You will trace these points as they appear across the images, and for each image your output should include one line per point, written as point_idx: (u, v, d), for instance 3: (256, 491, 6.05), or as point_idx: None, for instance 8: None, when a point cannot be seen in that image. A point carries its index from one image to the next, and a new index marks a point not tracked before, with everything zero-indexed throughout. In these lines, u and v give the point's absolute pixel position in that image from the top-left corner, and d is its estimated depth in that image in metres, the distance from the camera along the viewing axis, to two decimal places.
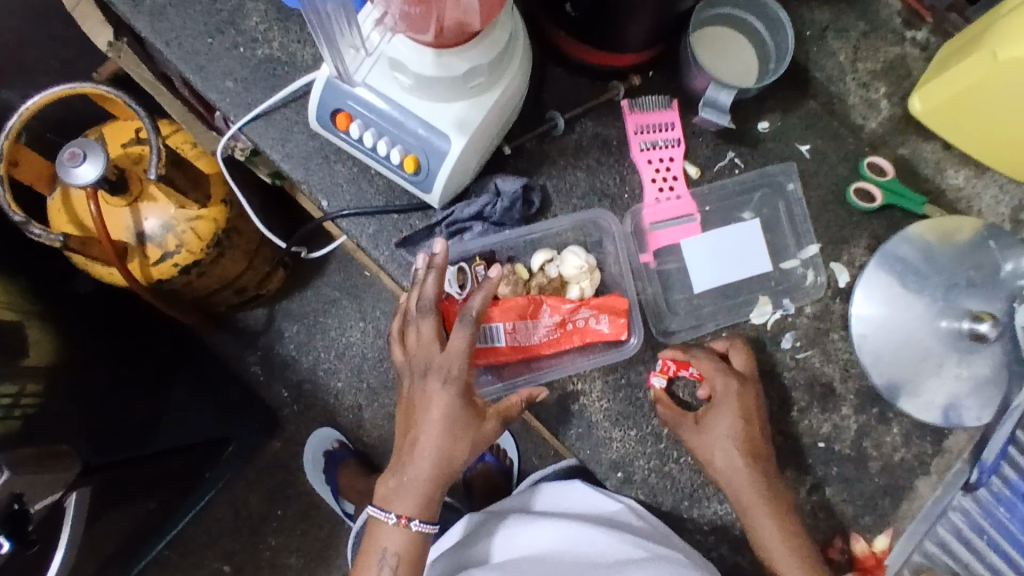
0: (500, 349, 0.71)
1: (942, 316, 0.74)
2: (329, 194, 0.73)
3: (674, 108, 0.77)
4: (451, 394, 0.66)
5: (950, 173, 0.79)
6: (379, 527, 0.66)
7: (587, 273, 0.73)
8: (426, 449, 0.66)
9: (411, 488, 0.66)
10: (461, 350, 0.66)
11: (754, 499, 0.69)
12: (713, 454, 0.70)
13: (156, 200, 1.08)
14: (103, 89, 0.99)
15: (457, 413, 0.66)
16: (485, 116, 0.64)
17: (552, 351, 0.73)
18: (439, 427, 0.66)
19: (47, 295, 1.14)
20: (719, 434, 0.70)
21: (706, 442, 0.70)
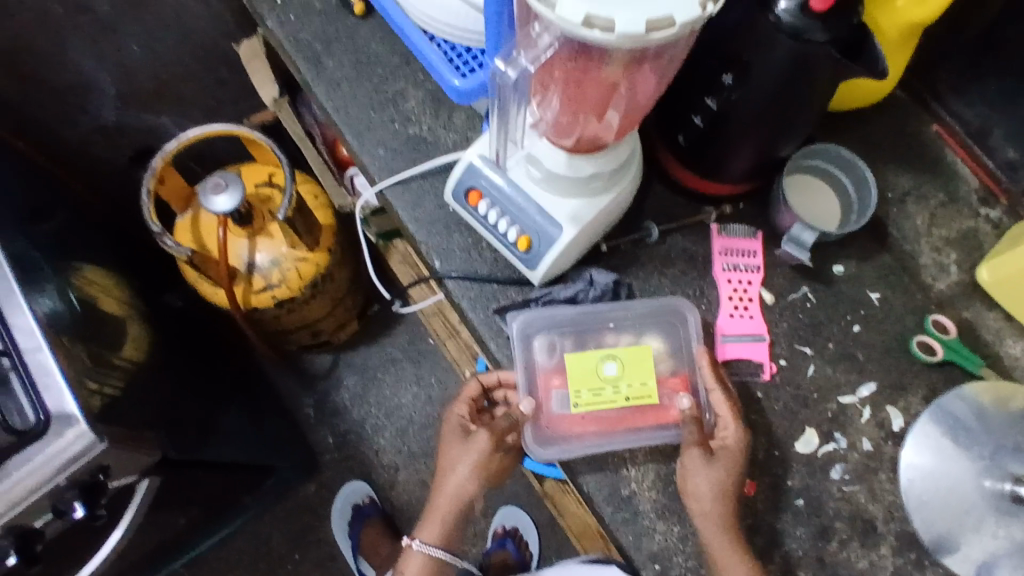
0: (570, 418, 0.78)
1: (987, 475, 0.77)
2: (443, 256, 0.83)
3: (758, 238, 0.86)
4: (473, 447, 0.79)
5: (1009, 342, 0.85)
6: (410, 549, 0.82)
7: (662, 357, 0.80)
8: (447, 491, 0.80)
9: (432, 517, 0.81)
10: (461, 409, 0.83)
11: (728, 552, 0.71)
12: (699, 486, 0.73)
13: (272, 237, 1.22)
14: (256, 135, 1.17)
15: (464, 458, 0.79)
16: (595, 215, 0.73)
17: (625, 427, 0.77)
18: (462, 476, 0.79)
19: (148, 300, 1.26)
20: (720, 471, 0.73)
21: (701, 474, 0.73)
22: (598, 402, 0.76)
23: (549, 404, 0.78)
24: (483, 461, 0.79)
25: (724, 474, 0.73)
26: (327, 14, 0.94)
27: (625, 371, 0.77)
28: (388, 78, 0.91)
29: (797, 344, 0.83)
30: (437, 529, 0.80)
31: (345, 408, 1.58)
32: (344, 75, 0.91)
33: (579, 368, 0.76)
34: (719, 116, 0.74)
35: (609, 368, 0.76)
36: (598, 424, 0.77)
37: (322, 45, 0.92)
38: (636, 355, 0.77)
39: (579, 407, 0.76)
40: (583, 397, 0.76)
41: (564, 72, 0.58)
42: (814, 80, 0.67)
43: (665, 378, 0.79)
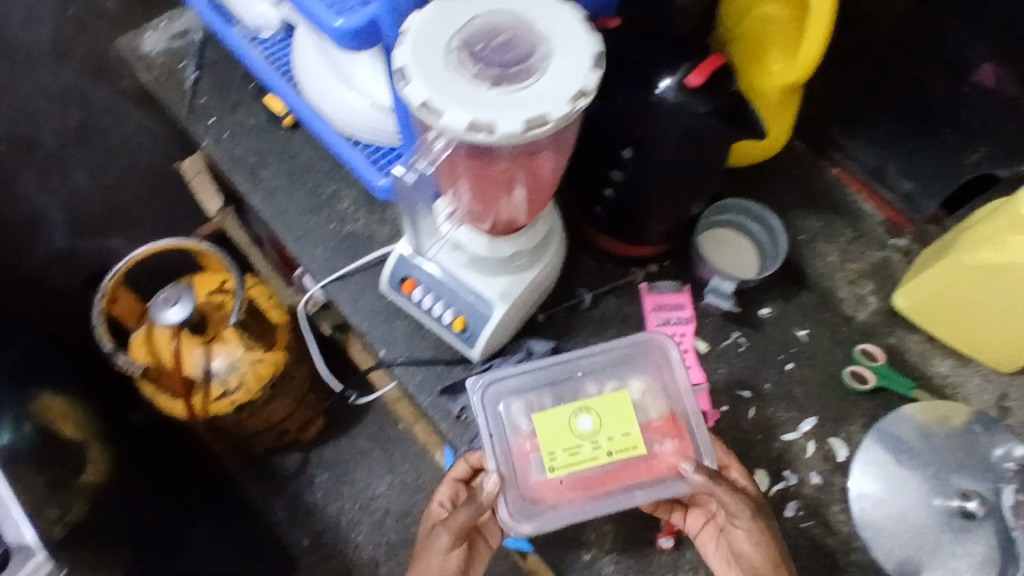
0: (554, 482, 0.71)
1: (936, 493, 0.79)
2: (387, 344, 0.86)
3: (686, 291, 0.90)
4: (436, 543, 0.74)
5: (935, 361, 0.89)
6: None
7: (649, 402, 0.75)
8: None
9: None
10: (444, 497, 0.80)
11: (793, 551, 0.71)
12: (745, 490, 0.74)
13: (227, 342, 1.24)
14: (203, 246, 1.22)
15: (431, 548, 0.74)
16: (524, 289, 0.77)
17: (617, 482, 0.71)
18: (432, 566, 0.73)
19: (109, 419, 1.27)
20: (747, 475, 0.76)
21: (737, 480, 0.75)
22: (578, 460, 0.70)
23: (528, 471, 0.72)
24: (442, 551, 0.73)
25: (748, 517, 0.69)
26: (260, 130, 0.99)
27: (602, 424, 0.71)
28: (321, 182, 0.96)
29: (736, 389, 0.87)
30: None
31: (318, 506, 1.55)
32: (279, 183, 0.96)
33: (551, 428, 0.71)
34: (626, 186, 0.80)
35: (584, 423, 0.71)
36: (593, 479, 0.71)
37: (256, 158, 0.97)
38: (612, 409, 0.71)
39: (555, 470, 0.69)
40: (563, 457, 0.70)
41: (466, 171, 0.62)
42: (704, 146, 0.73)
43: (653, 427, 0.73)
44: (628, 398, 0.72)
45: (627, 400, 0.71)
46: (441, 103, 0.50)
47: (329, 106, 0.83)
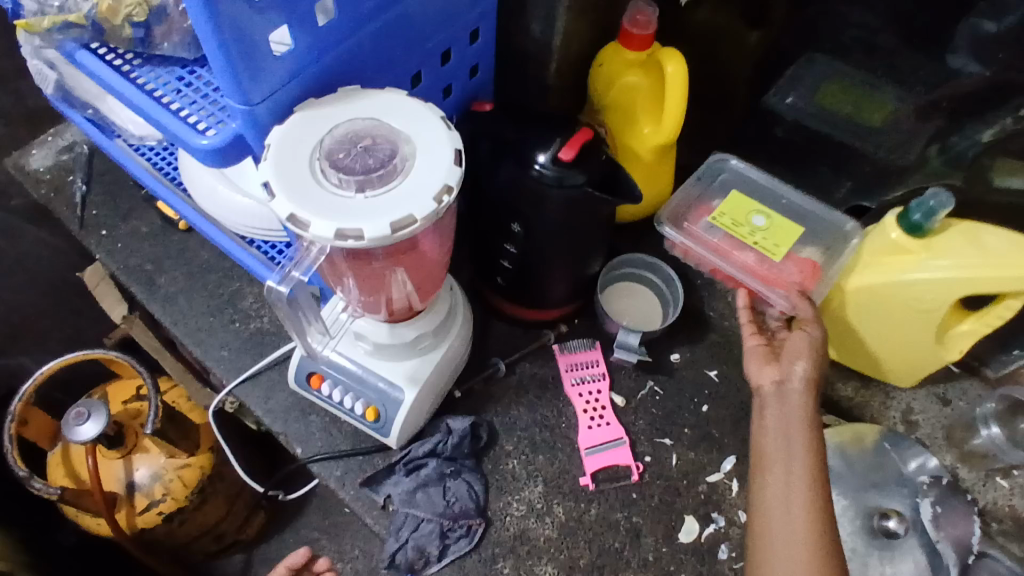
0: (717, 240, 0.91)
1: (860, 515, 0.82)
2: (302, 441, 0.84)
3: (596, 347, 0.92)
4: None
5: (840, 385, 0.93)
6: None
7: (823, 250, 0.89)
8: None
9: None
10: None
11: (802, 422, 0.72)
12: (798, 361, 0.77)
13: (148, 450, 1.21)
14: (113, 355, 1.17)
15: None
16: (433, 370, 0.77)
17: (758, 269, 0.88)
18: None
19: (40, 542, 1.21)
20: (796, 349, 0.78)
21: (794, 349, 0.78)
22: (740, 232, 0.89)
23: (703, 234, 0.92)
24: None
25: (801, 431, 0.72)
26: (156, 235, 0.98)
27: (773, 228, 0.90)
28: (222, 282, 0.95)
29: (656, 438, 0.88)
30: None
31: None
32: (177, 288, 0.94)
33: (737, 206, 0.92)
34: (522, 258, 0.82)
35: (759, 219, 0.90)
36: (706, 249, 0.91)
37: (153, 265, 0.95)
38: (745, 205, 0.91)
39: (721, 222, 0.91)
40: (728, 221, 0.91)
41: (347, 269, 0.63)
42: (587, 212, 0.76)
43: (798, 257, 0.88)
44: (799, 229, 0.90)
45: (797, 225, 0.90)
46: (307, 214, 0.52)
47: (217, 212, 0.82)
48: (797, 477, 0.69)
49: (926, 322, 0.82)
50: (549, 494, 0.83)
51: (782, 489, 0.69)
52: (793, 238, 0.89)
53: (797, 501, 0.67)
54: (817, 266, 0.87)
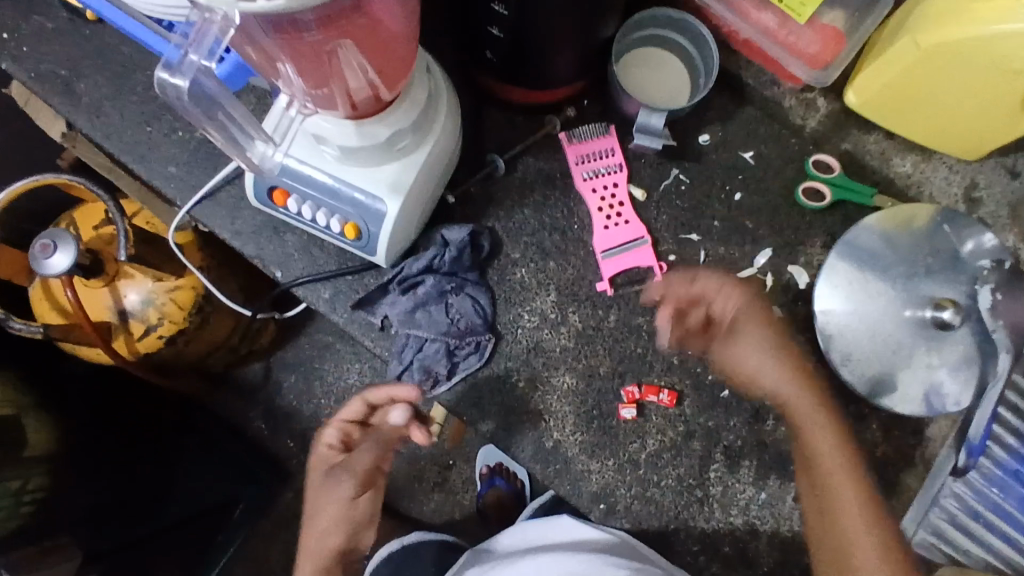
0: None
1: (907, 305, 0.74)
2: (281, 265, 0.74)
3: (612, 133, 0.77)
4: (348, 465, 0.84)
5: (896, 161, 0.79)
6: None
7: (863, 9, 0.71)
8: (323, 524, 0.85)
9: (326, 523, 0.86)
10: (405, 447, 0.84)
11: (793, 387, 0.73)
12: (749, 362, 0.74)
13: (132, 277, 1.12)
14: (67, 180, 1.05)
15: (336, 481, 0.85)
16: (417, 175, 0.64)
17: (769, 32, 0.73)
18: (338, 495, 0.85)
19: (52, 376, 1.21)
20: (751, 346, 0.74)
21: (739, 351, 0.75)
22: None
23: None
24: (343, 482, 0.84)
25: (789, 374, 0.74)
26: (62, 31, 0.79)
27: None
28: (153, 82, 0.78)
29: (683, 234, 0.77)
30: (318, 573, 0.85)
31: (293, 410, 1.51)
32: (102, 95, 0.78)
33: None
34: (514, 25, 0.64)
35: None
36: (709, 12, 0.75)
37: (68, 68, 0.78)
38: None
39: None
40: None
41: (281, 52, 0.47)
42: None
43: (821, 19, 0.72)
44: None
45: None
46: None
47: None
48: (808, 419, 0.73)
49: (1012, 86, 0.66)
50: (563, 304, 0.75)
51: (803, 414, 0.73)
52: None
53: (823, 439, 0.72)
54: (841, 36, 0.71)
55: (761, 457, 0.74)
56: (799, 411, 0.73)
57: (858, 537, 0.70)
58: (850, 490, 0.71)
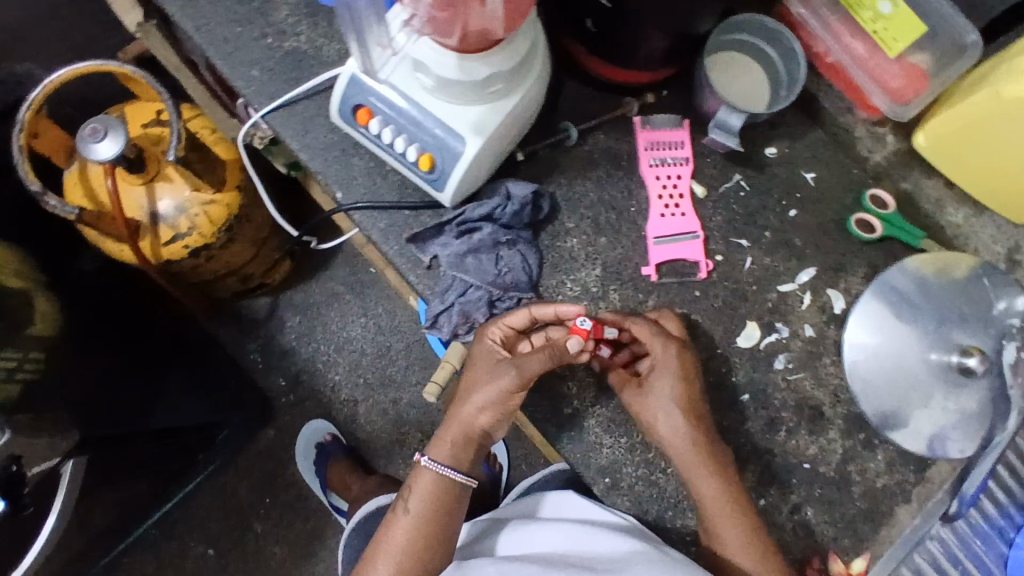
0: (825, 18, 0.77)
1: (933, 348, 0.75)
2: (344, 186, 0.75)
3: (685, 127, 0.79)
4: (501, 382, 0.69)
5: (950, 210, 0.81)
6: (420, 469, 0.73)
7: (948, 59, 0.75)
8: (461, 419, 0.72)
9: (448, 439, 0.73)
10: (487, 384, 0.69)
11: (697, 465, 0.71)
12: (658, 418, 0.71)
13: (171, 181, 1.08)
14: (130, 69, 1.00)
15: (489, 379, 0.69)
16: (501, 122, 0.66)
17: (858, 61, 0.77)
18: (481, 408, 0.70)
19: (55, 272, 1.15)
20: (660, 398, 0.71)
21: (649, 405, 0.71)
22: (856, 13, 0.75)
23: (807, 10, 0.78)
24: (503, 393, 0.69)
25: (683, 413, 0.71)
26: None
27: (895, 18, 0.74)
28: None
29: (733, 238, 0.79)
30: (448, 451, 0.72)
31: (292, 349, 1.48)
32: None
33: None
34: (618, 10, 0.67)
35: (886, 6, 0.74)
36: (804, 33, 0.79)
37: None
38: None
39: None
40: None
41: None
42: None
43: (908, 59, 0.75)
44: (922, 28, 0.74)
45: (922, 25, 0.74)
46: None
47: None
48: (696, 472, 0.71)
49: None
50: (606, 280, 0.76)
51: (685, 465, 0.71)
52: (914, 34, 0.74)
53: (706, 491, 0.70)
54: (923, 75, 0.75)
55: (768, 465, 0.77)
56: (682, 418, 0.71)
57: (727, 533, 0.70)
58: (709, 485, 0.70)
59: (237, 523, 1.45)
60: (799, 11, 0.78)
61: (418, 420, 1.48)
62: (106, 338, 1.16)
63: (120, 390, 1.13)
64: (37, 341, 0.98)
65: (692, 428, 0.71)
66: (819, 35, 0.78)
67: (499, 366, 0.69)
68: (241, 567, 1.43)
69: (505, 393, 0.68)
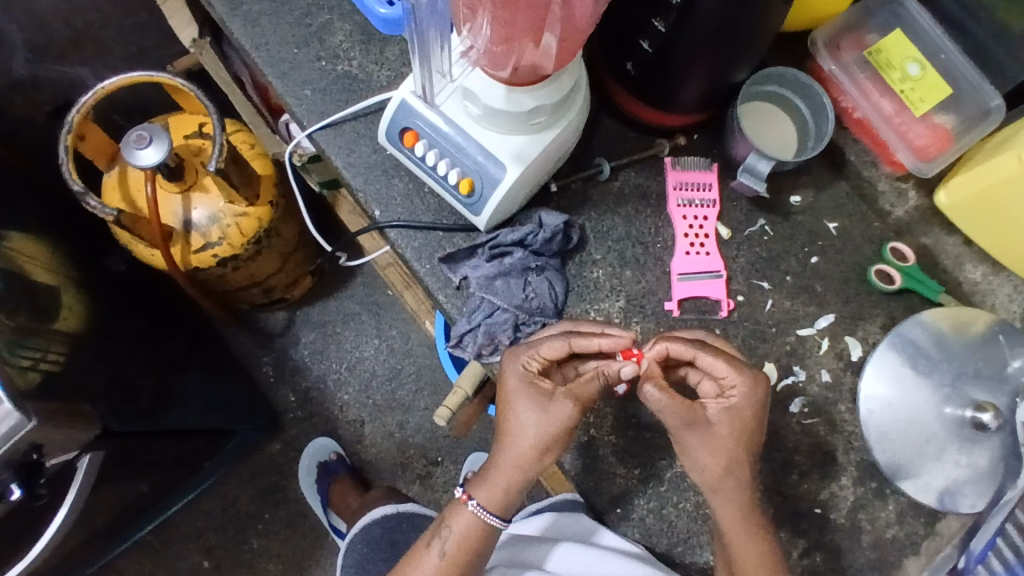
0: (854, 75, 0.81)
1: (948, 402, 0.76)
2: (383, 204, 0.78)
3: (713, 170, 0.82)
4: (557, 413, 0.67)
5: (968, 267, 0.83)
6: (459, 507, 0.71)
7: (975, 123, 0.78)
8: (517, 461, 0.68)
9: (493, 482, 0.69)
10: (550, 420, 0.67)
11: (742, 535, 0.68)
12: (711, 457, 0.66)
13: (208, 191, 1.07)
14: (178, 81, 1.01)
15: (535, 407, 0.68)
16: (541, 152, 0.69)
17: (885, 117, 0.80)
18: (535, 445, 0.68)
19: (83, 265, 1.10)
20: (725, 438, 0.66)
21: (708, 442, 0.66)
22: (885, 74, 0.81)
23: (838, 67, 0.82)
24: (563, 428, 0.67)
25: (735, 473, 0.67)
26: None
27: (922, 80, 0.79)
28: (311, 10, 0.83)
29: (755, 279, 0.81)
30: (501, 496, 0.69)
31: (304, 365, 1.49)
32: (261, 8, 0.83)
33: (895, 47, 0.80)
34: (659, 57, 0.71)
35: (914, 68, 0.80)
36: (833, 91, 0.83)
37: None
38: (902, 46, 0.80)
39: (872, 55, 0.81)
40: (880, 60, 0.81)
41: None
42: (759, 10, 0.63)
43: (933, 119, 0.79)
44: (949, 90, 0.79)
45: (948, 87, 0.79)
46: None
47: None
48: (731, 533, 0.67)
49: None
50: (629, 312, 0.78)
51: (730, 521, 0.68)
52: (940, 95, 0.79)
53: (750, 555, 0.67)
54: (949, 134, 0.79)
55: (779, 507, 0.77)
56: (727, 439, 0.66)
57: (745, 557, 0.67)
58: (745, 510, 0.68)
59: (233, 535, 1.44)
60: (831, 68, 0.82)
61: (422, 446, 1.47)
62: (131, 329, 1.11)
63: (136, 373, 1.04)
64: (64, 333, 0.91)
65: (738, 450, 0.66)
66: (846, 92, 0.82)
67: (547, 395, 0.68)
68: None
69: (563, 425, 0.67)
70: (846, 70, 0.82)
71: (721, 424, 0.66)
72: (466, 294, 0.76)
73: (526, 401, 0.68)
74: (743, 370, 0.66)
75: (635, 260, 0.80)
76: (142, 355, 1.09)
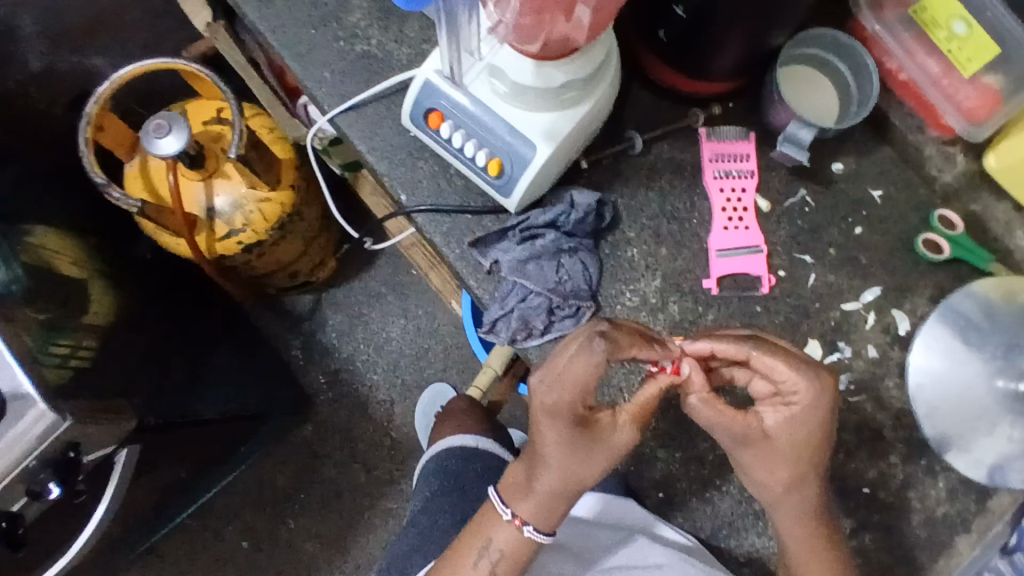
0: (898, 33, 0.76)
1: (1000, 375, 0.74)
2: (409, 188, 0.76)
3: (750, 140, 0.79)
4: (607, 449, 0.63)
5: (1020, 234, 0.78)
6: (495, 516, 0.69)
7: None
8: (563, 490, 0.65)
9: (534, 501, 0.66)
10: (599, 457, 0.63)
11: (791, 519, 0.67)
12: (779, 468, 0.63)
13: (230, 178, 1.06)
14: (194, 68, 0.98)
15: (581, 447, 0.63)
16: (572, 129, 0.66)
17: (930, 79, 0.75)
18: (582, 477, 0.64)
19: (110, 257, 1.10)
20: (791, 447, 0.62)
21: (773, 455, 0.63)
22: (929, 33, 0.74)
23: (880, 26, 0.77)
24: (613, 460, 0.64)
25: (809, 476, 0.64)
26: None
27: (964, 40, 0.71)
28: None
29: (796, 253, 0.78)
30: (546, 513, 0.67)
31: (333, 347, 1.49)
32: None
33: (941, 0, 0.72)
34: (693, 23, 0.68)
35: (960, 26, 0.71)
36: (876, 52, 0.79)
37: None
38: (951, 0, 0.71)
39: (915, 12, 0.74)
40: (925, 18, 0.73)
41: None
42: None
43: (984, 78, 0.73)
44: (998, 49, 0.70)
45: (995, 47, 0.70)
46: None
47: None
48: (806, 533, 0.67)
49: None
50: (666, 291, 0.76)
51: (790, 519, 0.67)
52: (986, 58, 0.71)
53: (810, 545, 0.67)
54: (1000, 97, 0.72)
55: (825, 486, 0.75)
56: (791, 450, 0.63)
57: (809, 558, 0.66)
58: (796, 495, 0.66)
59: (271, 515, 1.46)
60: (875, 27, 0.77)
61: None
62: (160, 319, 1.11)
63: (168, 364, 1.05)
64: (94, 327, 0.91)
65: (808, 457, 0.63)
66: (890, 52, 0.78)
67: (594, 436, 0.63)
68: (274, 558, 1.45)
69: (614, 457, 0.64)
70: (890, 28, 0.77)
71: (778, 434, 0.62)
72: (498, 279, 0.74)
73: (580, 443, 0.63)
74: (805, 375, 0.60)
75: (673, 237, 0.77)
76: (172, 344, 1.09)
